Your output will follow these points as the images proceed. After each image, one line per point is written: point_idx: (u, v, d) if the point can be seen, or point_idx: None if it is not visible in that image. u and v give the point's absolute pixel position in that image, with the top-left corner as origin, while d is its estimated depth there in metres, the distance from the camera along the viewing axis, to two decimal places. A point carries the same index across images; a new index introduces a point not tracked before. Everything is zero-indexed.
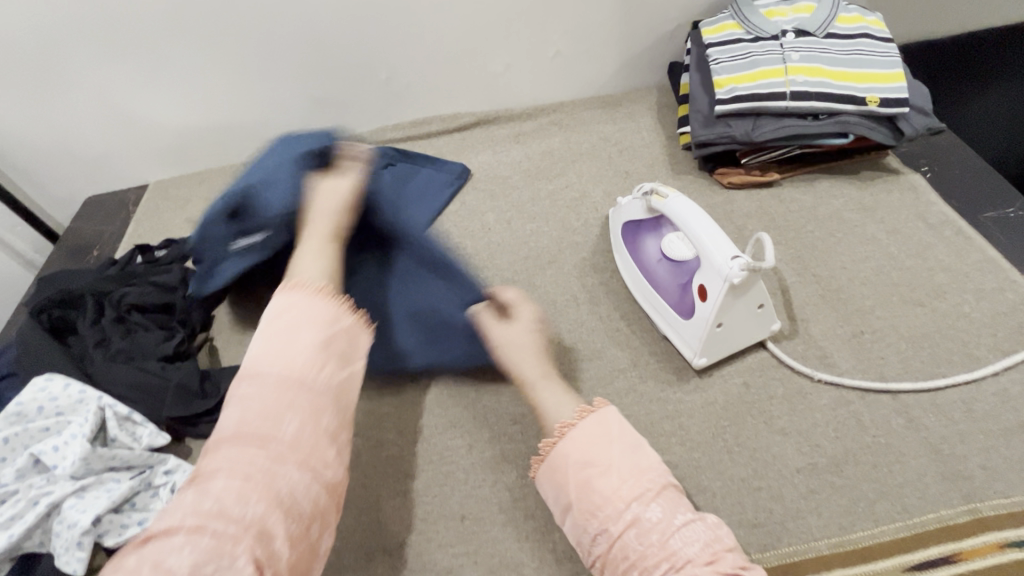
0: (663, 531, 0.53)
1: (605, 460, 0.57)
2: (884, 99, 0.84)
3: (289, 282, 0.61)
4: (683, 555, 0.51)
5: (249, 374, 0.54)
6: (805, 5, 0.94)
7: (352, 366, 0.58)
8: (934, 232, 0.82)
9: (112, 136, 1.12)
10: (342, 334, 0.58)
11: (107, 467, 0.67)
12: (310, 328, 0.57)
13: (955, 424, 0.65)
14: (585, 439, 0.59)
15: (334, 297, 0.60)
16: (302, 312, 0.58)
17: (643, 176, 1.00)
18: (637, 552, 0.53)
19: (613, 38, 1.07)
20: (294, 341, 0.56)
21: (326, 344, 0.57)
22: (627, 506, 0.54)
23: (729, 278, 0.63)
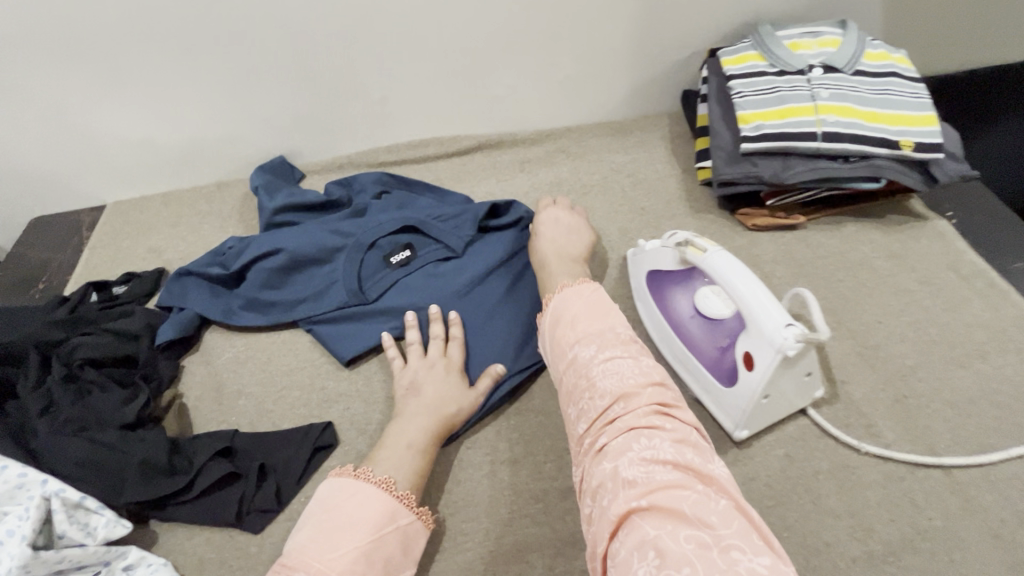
0: (587, 365, 0.53)
1: (569, 317, 0.59)
2: (918, 143, 0.80)
3: (355, 469, 0.59)
4: (607, 396, 0.50)
5: (287, 569, 0.51)
6: (830, 39, 0.90)
7: (401, 561, 0.56)
8: (968, 284, 0.79)
9: (63, 153, 0.99)
10: (393, 536, 0.56)
11: (52, 572, 0.55)
12: (357, 532, 0.54)
13: (1014, 505, 0.60)
14: (558, 302, 0.61)
15: (394, 496, 0.58)
16: (359, 512, 0.55)
17: (660, 213, 0.93)
18: (576, 392, 0.53)
19: (626, 63, 1.01)
20: (340, 547, 0.52)
21: (374, 552, 0.54)
22: (573, 348, 0.56)
23: (782, 349, 0.58)
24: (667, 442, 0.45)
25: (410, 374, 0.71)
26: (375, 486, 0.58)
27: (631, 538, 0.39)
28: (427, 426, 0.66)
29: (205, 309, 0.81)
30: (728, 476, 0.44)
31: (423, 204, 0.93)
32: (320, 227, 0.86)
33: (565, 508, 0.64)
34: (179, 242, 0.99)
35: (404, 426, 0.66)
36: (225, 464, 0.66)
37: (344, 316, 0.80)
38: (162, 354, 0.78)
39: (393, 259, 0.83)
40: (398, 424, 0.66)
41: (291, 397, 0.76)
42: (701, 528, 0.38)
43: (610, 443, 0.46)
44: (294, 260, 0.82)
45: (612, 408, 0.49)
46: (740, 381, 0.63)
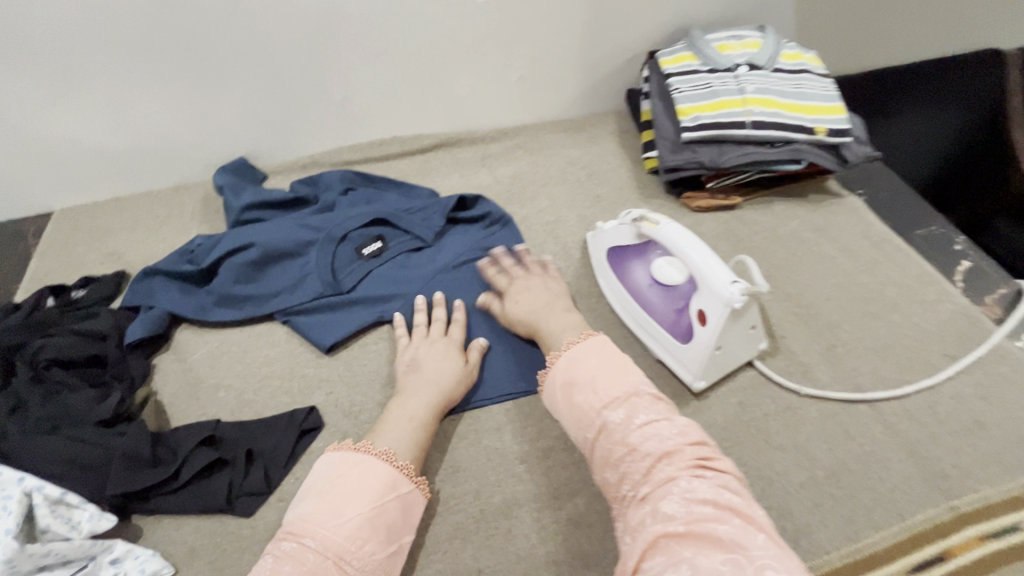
0: (624, 430, 0.55)
1: (587, 381, 0.60)
2: (830, 129, 0.92)
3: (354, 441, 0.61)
4: (639, 444, 0.53)
5: (294, 534, 0.54)
6: (752, 41, 1.01)
7: (401, 526, 0.58)
8: (878, 249, 0.90)
9: (5, 158, 0.95)
10: (394, 502, 0.58)
11: (38, 567, 0.55)
12: (360, 500, 0.56)
13: (926, 427, 0.70)
14: (573, 362, 0.63)
15: (395, 466, 0.60)
16: (365, 480, 0.58)
17: (614, 200, 1.01)
18: (605, 448, 0.56)
19: (576, 65, 1.09)
20: (343, 514, 0.55)
21: (373, 519, 0.56)
22: (600, 415, 0.57)
23: (730, 302, 0.65)
24: (713, 499, 0.46)
25: (410, 351, 0.74)
26: (376, 457, 0.60)
27: (663, 558, 0.43)
28: (428, 401, 0.68)
29: (175, 307, 0.80)
30: (769, 524, 0.46)
31: (390, 199, 0.97)
32: (290, 222, 0.87)
33: (547, 466, 0.69)
34: (138, 245, 0.97)
35: (407, 402, 0.68)
36: (212, 451, 0.66)
37: (320, 307, 0.82)
38: (133, 353, 0.76)
39: (365, 250, 0.86)
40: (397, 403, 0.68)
41: (271, 387, 0.77)
42: (736, 551, 0.42)
43: (657, 496, 0.49)
44: (266, 254, 0.83)
45: (647, 463, 0.52)
46: (698, 335, 0.71)
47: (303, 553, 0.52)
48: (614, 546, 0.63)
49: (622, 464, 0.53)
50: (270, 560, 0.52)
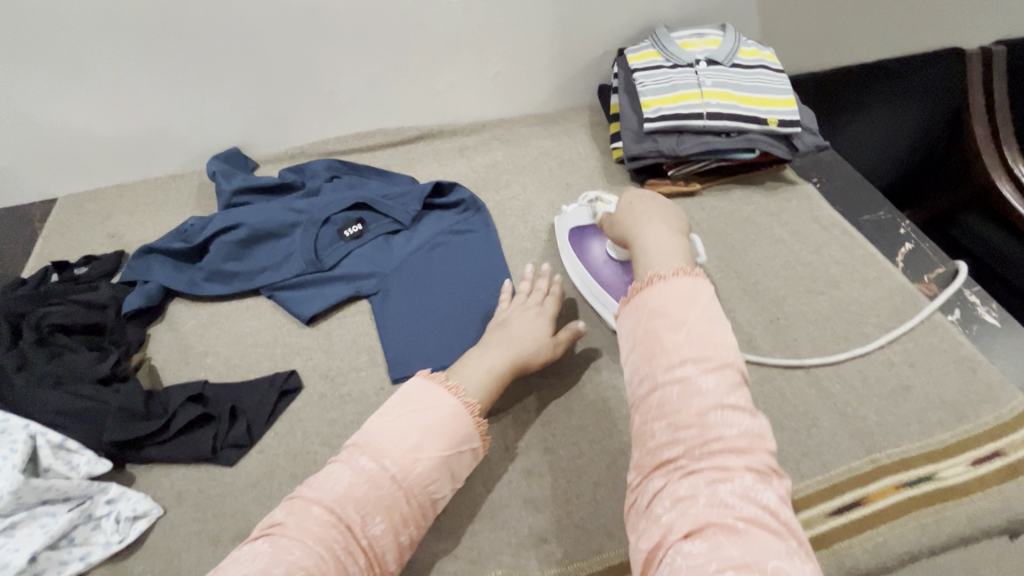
0: (707, 399, 0.49)
1: (685, 325, 0.53)
2: (782, 120, 0.98)
3: (452, 384, 0.64)
4: (711, 416, 0.49)
5: (379, 457, 0.57)
6: (712, 39, 1.08)
7: (461, 471, 0.62)
8: (826, 232, 0.97)
9: (13, 146, 1.02)
10: (461, 454, 0.61)
11: (41, 501, 0.61)
12: (440, 444, 0.60)
13: (855, 390, 0.76)
14: (669, 300, 0.55)
15: (476, 420, 0.63)
16: (450, 428, 0.61)
17: (583, 187, 1.08)
18: (669, 399, 0.50)
19: (550, 61, 1.15)
20: (423, 450, 0.58)
21: (446, 462, 0.60)
22: (689, 370, 0.51)
23: None
24: (768, 502, 0.45)
25: (507, 311, 0.80)
26: (467, 407, 0.63)
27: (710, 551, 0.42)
28: (508, 356, 0.72)
29: (169, 281, 0.87)
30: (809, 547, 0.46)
31: (372, 185, 1.04)
32: (278, 205, 0.94)
33: (505, 423, 0.75)
34: (137, 228, 1.04)
35: (493, 352, 0.72)
36: (199, 407, 0.73)
37: (304, 283, 0.89)
38: (129, 323, 0.83)
39: (347, 232, 0.92)
40: (486, 349, 0.73)
41: (256, 353, 0.84)
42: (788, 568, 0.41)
43: (714, 481, 0.46)
44: (254, 233, 0.90)
45: (713, 440, 0.48)
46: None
47: (383, 477, 0.56)
48: (562, 492, 0.69)
49: (686, 431, 0.49)
50: (349, 475, 0.56)
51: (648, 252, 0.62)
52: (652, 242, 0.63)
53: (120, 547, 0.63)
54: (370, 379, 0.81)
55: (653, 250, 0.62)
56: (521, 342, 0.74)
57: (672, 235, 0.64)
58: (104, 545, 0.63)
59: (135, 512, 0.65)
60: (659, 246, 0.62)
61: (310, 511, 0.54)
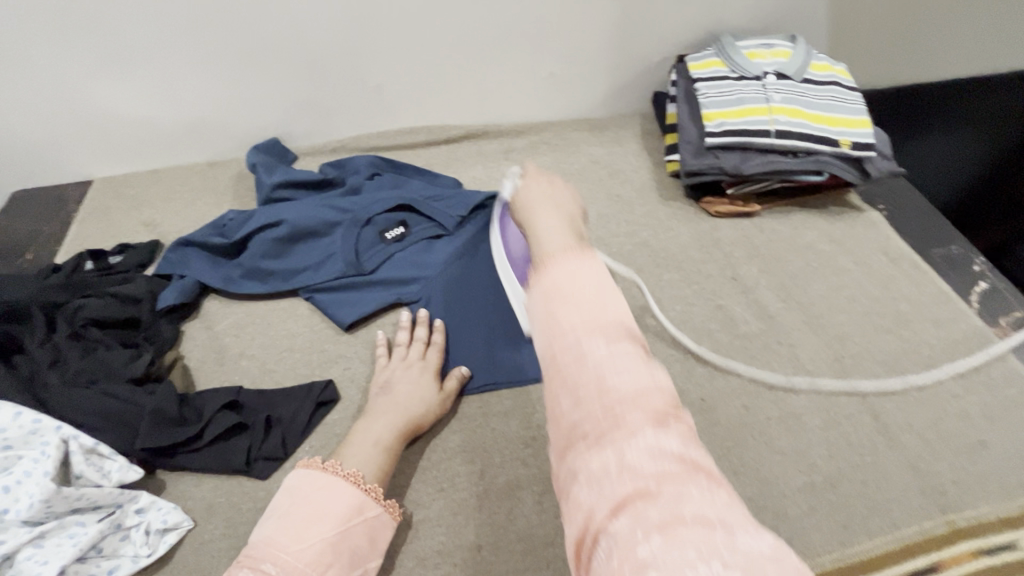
0: (612, 387, 0.32)
1: (570, 285, 0.37)
2: (855, 142, 0.92)
3: (328, 461, 0.64)
4: (612, 386, 0.32)
5: (254, 561, 0.55)
6: (782, 50, 1.02)
7: (367, 551, 0.60)
8: (895, 265, 0.91)
9: (53, 126, 1.00)
10: (359, 526, 0.60)
11: (71, 509, 0.59)
12: (326, 525, 0.59)
13: (928, 442, 0.71)
14: (561, 270, 0.38)
15: (364, 487, 0.63)
16: (320, 506, 0.60)
17: (634, 200, 1.02)
18: (570, 364, 0.34)
19: (605, 64, 1.10)
20: (306, 539, 0.57)
21: (340, 542, 0.58)
22: (574, 338, 0.35)
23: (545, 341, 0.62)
24: None
25: (387, 373, 0.75)
26: (345, 480, 0.62)
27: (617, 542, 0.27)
28: (394, 425, 0.69)
29: (205, 277, 0.84)
30: None
31: (414, 185, 0.99)
32: (319, 202, 0.91)
33: (551, 452, 0.71)
34: (172, 216, 1.01)
35: (374, 422, 0.69)
36: (234, 415, 0.70)
37: (343, 285, 0.85)
38: (163, 318, 0.80)
39: (389, 234, 0.88)
40: (367, 419, 0.69)
41: (292, 359, 0.80)
42: None
43: (620, 445, 0.30)
44: (294, 232, 0.86)
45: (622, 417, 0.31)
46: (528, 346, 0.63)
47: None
48: None
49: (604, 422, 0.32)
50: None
51: (538, 237, 0.43)
52: (541, 215, 0.45)
53: (148, 561, 0.61)
54: None
55: (541, 231, 0.43)
56: (394, 407, 0.71)
57: (570, 214, 0.45)
58: (132, 558, 0.61)
59: (165, 525, 0.62)
60: (556, 224, 0.43)
61: None
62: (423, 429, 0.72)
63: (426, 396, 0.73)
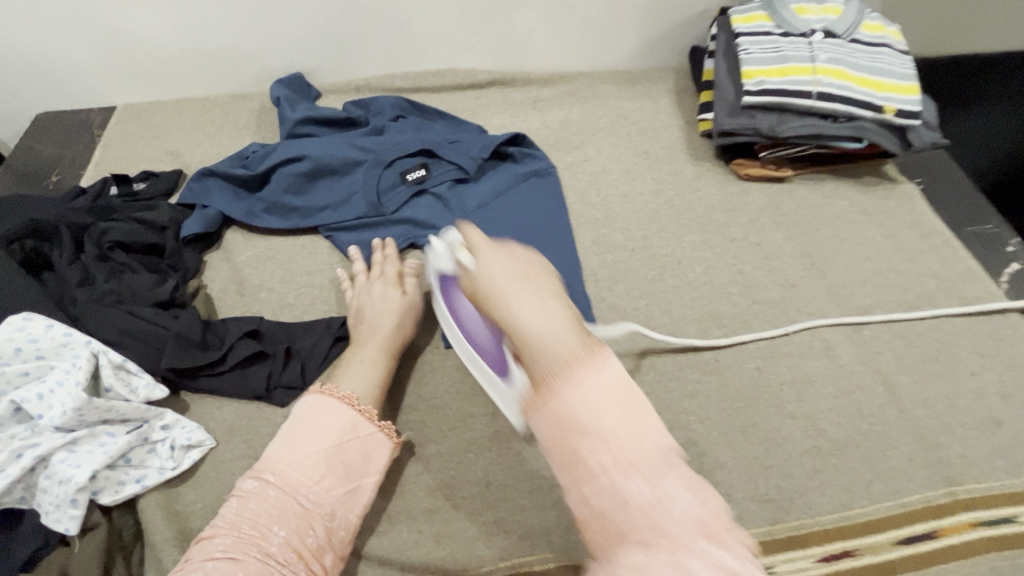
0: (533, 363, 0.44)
1: (573, 384, 0.41)
2: (900, 109, 0.88)
3: (319, 386, 0.66)
4: (638, 484, 0.39)
5: (257, 472, 0.59)
6: (832, 7, 0.96)
7: (363, 468, 0.62)
8: (926, 240, 0.88)
9: (77, 46, 0.98)
10: (352, 443, 0.62)
11: (101, 420, 0.61)
12: (318, 440, 0.61)
13: (940, 416, 0.71)
14: (486, 260, 0.51)
15: (355, 406, 0.64)
16: (316, 424, 0.62)
17: (662, 158, 1.00)
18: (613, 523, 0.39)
19: (643, 13, 1.05)
20: (301, 452, 0.60)
21: (333, 456, 0.61)
22: (598, 467, 0.40)
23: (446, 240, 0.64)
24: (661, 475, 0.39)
25: (356, 297, 0.76)
26: (339, 401, 0.64)
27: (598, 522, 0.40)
28: (379, 342, 0.71)
29: (228, 208, 0.84)
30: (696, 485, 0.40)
31: (438, 129, 0.98)
32: (342, 140, 0.90)
33: None
34: (194, 147, 1.00)
35: (362, 346, 0.71)
36: (255, 344, 0.72)
37: (362, 225, 0.85)
38: (186, 247, 0.81)
39: (410, 175, 0.87)
40: (355, 346, 0.71)
41: (311, 295, 0.81)
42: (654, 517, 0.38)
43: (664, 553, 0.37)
44: (316, 168, 0.86)
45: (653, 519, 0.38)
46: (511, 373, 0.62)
47: (264, 490, 0.58)
48: None
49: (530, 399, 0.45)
50: (235, 501, 0.57)
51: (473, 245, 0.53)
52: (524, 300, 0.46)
53: (173, 473, 0.63)
54: (425, 334, 0.78)
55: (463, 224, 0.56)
56: (371, 326, 0.72)
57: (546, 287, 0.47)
58: (158, 470, 0.63)
59: (189, 441, 0.65)
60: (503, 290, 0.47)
61: (221, 521, 0.56)
62: (405, 336, 0.74)
63: (394, 302, 0.74)
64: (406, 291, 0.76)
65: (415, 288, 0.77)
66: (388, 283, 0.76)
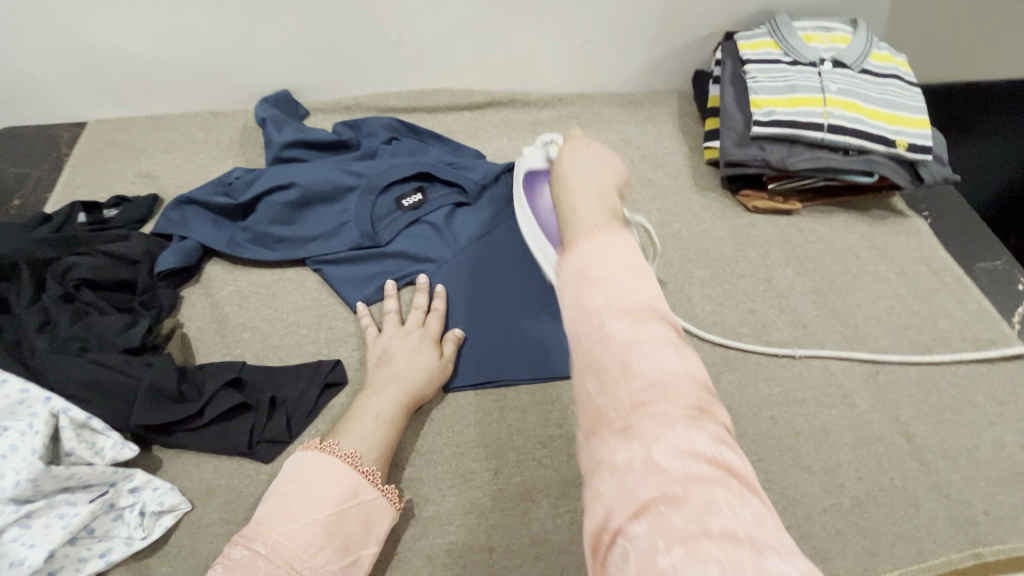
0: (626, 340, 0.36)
1: (607, 280, 0.38)
2: (911, 143, 0.86)
3: (323, 441, 0.60)
4: (643, 380, 0.34)
5: (247, 540, 0.53)
6: (841, 35, 0.94)
7: (361, 537, 0.56)
8: (937, 278, 0.86)
9: (44, 57, 0.91)
10: (353, 509, 0.57)
11: (61, 488, 0.55)
12: (319, 505, 0.55)
13: (961, 470, 0.68)
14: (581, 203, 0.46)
15: (361, 469, 0.59)
16: (317, 487, 0.56)
17: (667, 187, 0.96)
18: (626, 470, 0.32)
19: (646, 35, 1.02)
20: (299, 519, 0.54)
21: (333, 525, 0.55)
22: (619, 417, 0.34)
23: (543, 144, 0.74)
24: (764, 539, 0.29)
25: (383, 343, 0.71)
26: (343, 461, 0.58)
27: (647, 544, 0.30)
28: (395, 398, 0.66)
29: (208, 239, 0.78)
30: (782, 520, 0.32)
31: (434, 153, 0.92)
32: (333, 165, 0.84)
33: (569, 454, 0.68)
34: (172, 169, 0.94)
35: (377, 397, 0.66)
36: (237, 394, 0.66)
37: (355, 257, 0.80)
38: (161, 282, 0.75)
39: (405, 202, 0.82)
40: (368, 395, 0.66)
41: (298, 335, 0.76)
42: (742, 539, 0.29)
43: (649, 441, 0.32)
44: (304, 195, 0.80)
45: (653, 402, 0.34)
46: None
47: (254, 561, 0.51)
48: None
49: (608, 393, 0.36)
50: (219, 572, 0.50)
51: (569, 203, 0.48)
52: (602, 246, 0.41)
53: (142, 544, 0.57)
54: None
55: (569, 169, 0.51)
56: (393, 381, 0.67)
57: (611, 206, 0.47)
58: (125, 541, 0.57)
59: (160, 507, 0.58)
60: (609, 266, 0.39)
61: None
62: (424, 399, 0.69)
63: (425, 364, 0.69)
64: (439, 356, 0.71)
65: (446, 346, 0.72)
66: (426, 342, 0.71)
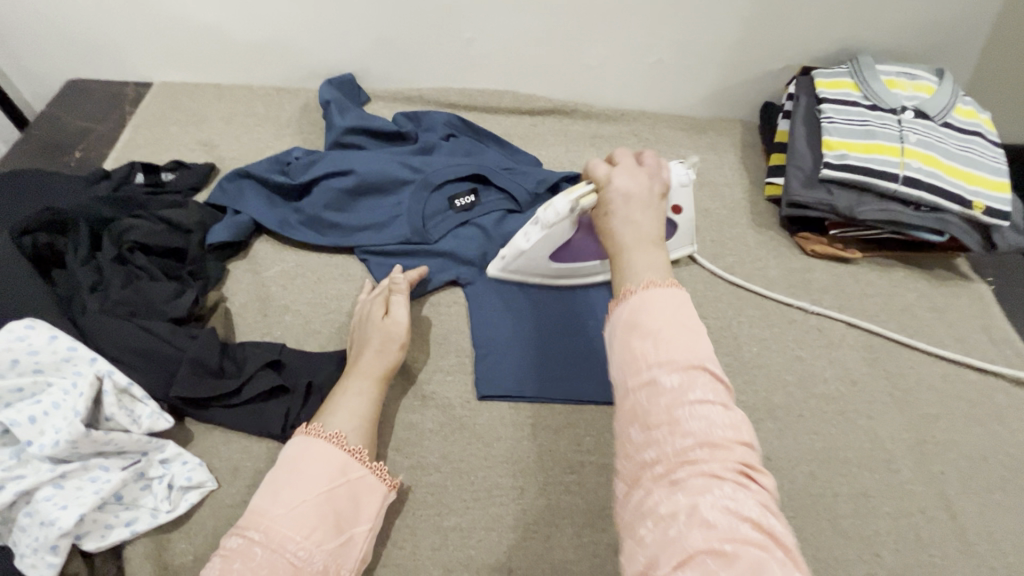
0: (676, 397, 0.38)
1: (655, 328, 0.41)
2: (988, 207, 0.82)
3: (306, 424, 0.59)
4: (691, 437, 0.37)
5: (240, 528, 0.50)
6: (925, 84, 0.90)
7: (353, 516, 0.55)
8: (997, 348, 0.82)
9: (121, 15, 0.92)
10: (343, 488, 0.56)
11: (96, 452, 0.55)
12: (310, 485, 0.54)
13: (1006, 556, 0.65)
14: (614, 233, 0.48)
15: (343, 445, 0.58)
16: (303, 467, 0.55)
17: (723, 219, 0.94)
18: (646, 413, 0.39)
19: (721, 61, 0.99)
20: (291, 501, 0.52)
21: (325, 504, 0.53)
22: (649, 377, 0.39)
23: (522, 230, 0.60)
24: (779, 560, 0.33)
25: (354, 323, 0.71)
26: (326, 439, 0.57)
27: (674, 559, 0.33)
28: (358, 367, 0.65)
29: (260, 216, 0.78)
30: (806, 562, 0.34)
31: (491, 155, 0.91)
32: (391, 156, 0.83)
33: (598, 483, 0.66)
34: (230, 140, 0.94)
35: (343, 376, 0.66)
36: (275, 377, 0.65)
37: (402, 252, 0.79)
38: (211, 254, 0.75)
39: (458, 202, 0.81)
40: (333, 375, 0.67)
41: (337, 323, 0.75)
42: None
43: (694, 494, 0.35)
44: (360, 184, 0.80)
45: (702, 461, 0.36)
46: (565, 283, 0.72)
47: (250, 549, 0.49)
48: None
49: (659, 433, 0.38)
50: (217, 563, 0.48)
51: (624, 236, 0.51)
52: (615, 232, 0.47)
53: (167, 518, 0.57)
54: (455, 387, 0.72)
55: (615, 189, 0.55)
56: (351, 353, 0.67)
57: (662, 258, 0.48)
58: (151, 512, 0.57)
59: (189, 482, 0.58)
60: (662, 328, 0.41)
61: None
62: (384, 363, 0.67)
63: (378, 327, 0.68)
64: (392, 317, 0.69)
65: (398, 305, 0.70)
66: (383, 308, 0.70)
